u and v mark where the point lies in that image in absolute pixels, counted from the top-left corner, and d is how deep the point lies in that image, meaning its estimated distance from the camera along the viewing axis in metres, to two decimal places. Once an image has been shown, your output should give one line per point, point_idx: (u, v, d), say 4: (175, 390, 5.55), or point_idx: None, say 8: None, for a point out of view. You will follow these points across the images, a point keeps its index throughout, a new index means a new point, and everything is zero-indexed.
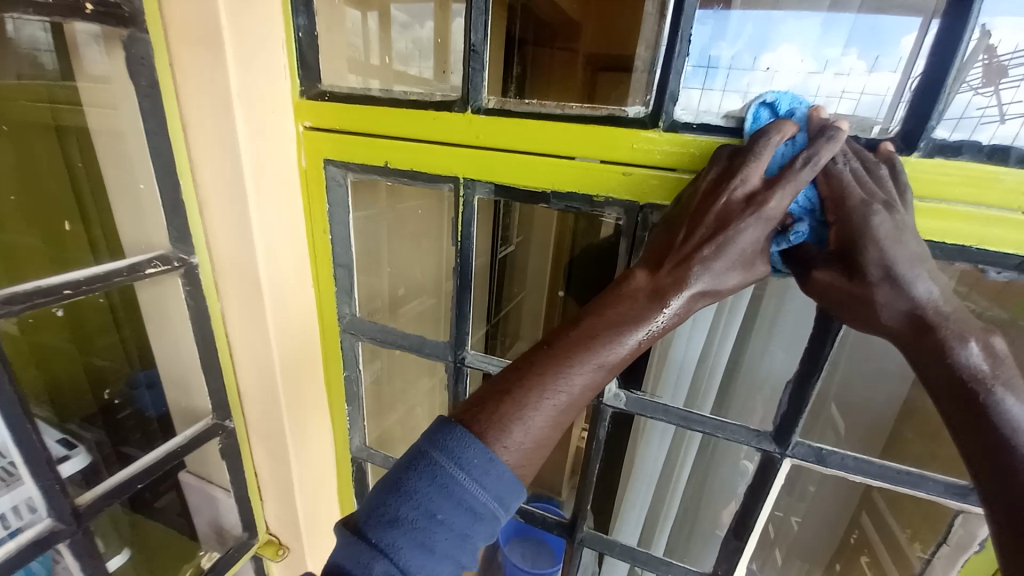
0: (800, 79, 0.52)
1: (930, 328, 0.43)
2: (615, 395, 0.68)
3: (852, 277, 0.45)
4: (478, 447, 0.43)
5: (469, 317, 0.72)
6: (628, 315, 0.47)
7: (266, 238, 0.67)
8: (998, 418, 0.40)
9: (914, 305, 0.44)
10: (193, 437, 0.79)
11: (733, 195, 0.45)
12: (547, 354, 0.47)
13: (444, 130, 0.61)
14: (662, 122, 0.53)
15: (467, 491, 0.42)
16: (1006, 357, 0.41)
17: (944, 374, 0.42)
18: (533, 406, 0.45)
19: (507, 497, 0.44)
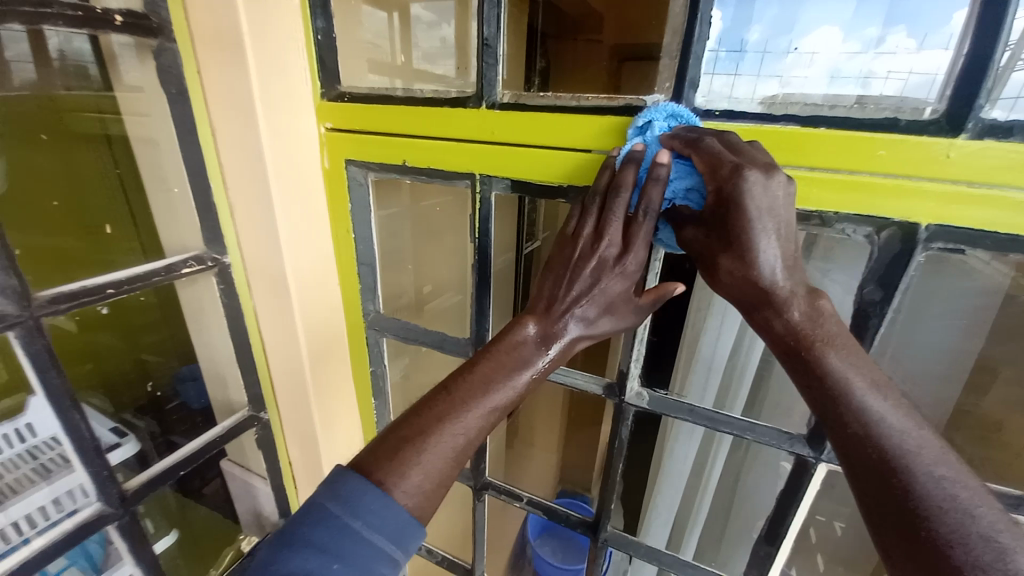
0: (843, 62, 0.50)
1: (766, 294, 0.44)
2: (637, 394, 0.66)
3: (708, 234, 0.46)
4: (375, 492, 0.43)
5: (489, 316, 0.71)
6: (513, 364, 0.51)
7: (291, 237, 0.69)
8: (823, 366, 0.41)
9: (754, 267, 0.43)
10: (231, 428, 0.83)
11: (604, 253, 0.49)
12: (439, 394, 0.49)
13: (459, 126, 0.61)
14: (683, 109, 0.51)
15: (366, 535, 0.42)
16: (831, 317, 0.43)
17: (781, 336, 0.43)
18: (429, 449, 0.46)
19: (407, 541, 0.44)
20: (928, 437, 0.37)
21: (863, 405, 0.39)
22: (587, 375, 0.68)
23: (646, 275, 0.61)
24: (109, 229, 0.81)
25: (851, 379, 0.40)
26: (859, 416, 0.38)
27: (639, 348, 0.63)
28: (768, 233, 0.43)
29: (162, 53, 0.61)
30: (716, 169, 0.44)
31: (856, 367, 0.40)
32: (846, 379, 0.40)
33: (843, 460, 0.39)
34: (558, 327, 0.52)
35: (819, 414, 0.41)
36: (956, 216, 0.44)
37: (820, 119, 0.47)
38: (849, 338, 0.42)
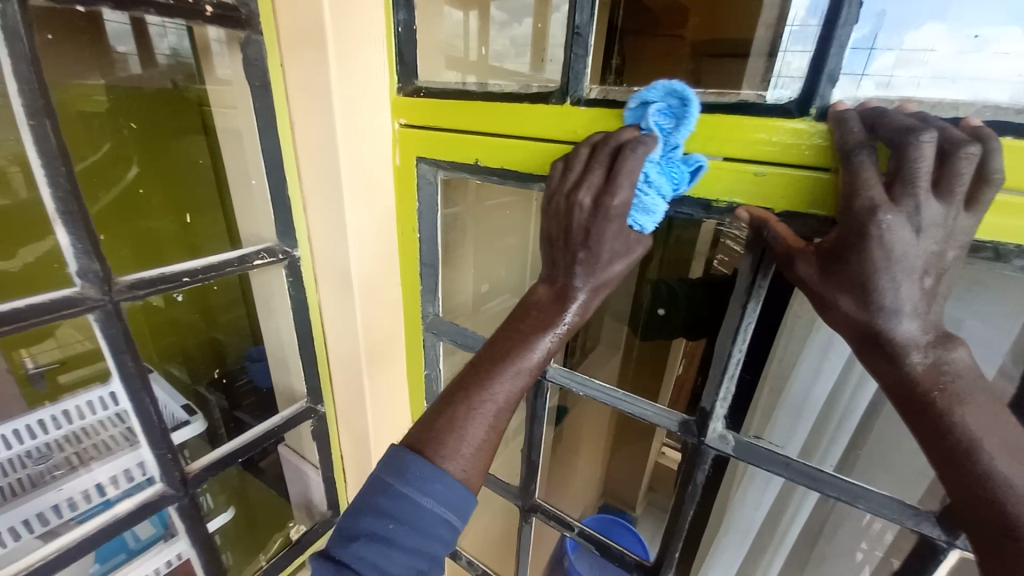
0: (945, 65, 0.39)
1: (881, 337, 0.37)
2: (720, 437, 0.56)
3: (826, 272, 0.39)
4: (422, 461, 0.42)
5: (554, 329, 0.65)
6: (537, 326, 0.48)
7: (358, 234, 0.68)
8: (946, 421, 0.35)
9: (877, 315, 0.36)
10: (288, 418, 0.84)
11: (580, 200, 0.45)
12: (464, 374, 0.48)
13: (539, 124, 0.55)
14: (814, 107, 0.40)
15: (425, 503, 0.42)
16: (965, 367, 0.36)
17: (896, 381, 0.37)
18: (463, 418, 0.44)
19: (464, 507, 0.43)
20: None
21: (990, 471, 0.34)
22: (655, 405, 0.60)
23: (745, 303, 0.49)
24: (189, 218, 0.86)
25: (978, 439, 0.34)
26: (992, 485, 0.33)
27: (727, 387, 0.53)
28: (906, 266, 0.35)
29: (249, 46, 0.61)
30: (847, 207, 0.36)
31: (992, 426, 0.34)
32: (975, 439, 0.34)
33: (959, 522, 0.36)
34: (535, 298, 0.50)
35: (942, 477, 0.36)
36: None
37: (1004, 126, 0.36)
38: (984, 391, 0.35)
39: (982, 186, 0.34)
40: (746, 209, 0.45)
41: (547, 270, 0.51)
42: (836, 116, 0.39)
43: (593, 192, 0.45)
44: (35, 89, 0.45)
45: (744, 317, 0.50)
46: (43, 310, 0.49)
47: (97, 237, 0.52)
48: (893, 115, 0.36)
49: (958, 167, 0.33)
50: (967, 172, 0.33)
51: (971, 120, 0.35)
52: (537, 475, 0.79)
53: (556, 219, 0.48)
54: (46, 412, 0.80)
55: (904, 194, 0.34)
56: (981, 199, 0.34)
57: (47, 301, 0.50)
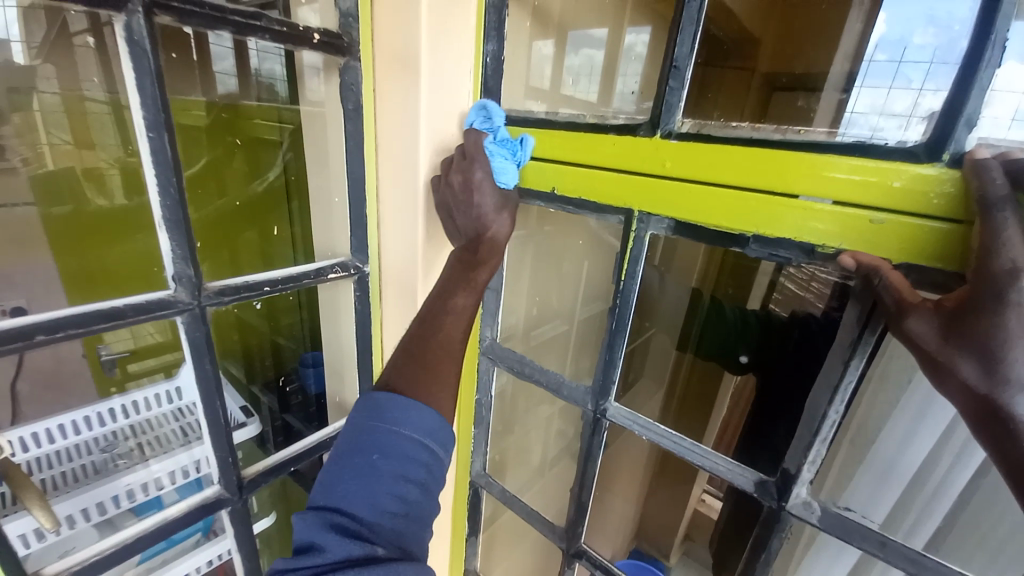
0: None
1: (1004, 414, 0.33)
2: (804, 504, 0.51)
3: (946, 335, 0.35)
4: (393, 399, 0.49)
5: (620, 366, 0.62)
6: (464, 291, 0.61)
7: (427, 254, 0.69)
8: None
9: (1001, 389, 0.33)
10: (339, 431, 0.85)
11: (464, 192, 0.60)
12: (415, 329, 0.57)
13: (623, 155, 0.53)
14: (948, 153, 0.36)
15: (400, 433, 0.48)
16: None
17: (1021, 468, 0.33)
18: (425, 356, 0.54)
19: (436, 437, 0.50)
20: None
21: None
22: (727, 459, 0.56)
23: (848, 358, 0.44)
24: (275, 230, 0.92)
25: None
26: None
27: (817, 451, 0.48)
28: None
29: (347, 71, 0.64)
30: (982, 269, 0.32)
31: None
32: None
33: None
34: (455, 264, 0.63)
35: None
36: None
37: None
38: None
39: None
40: (848, 253, 0.41)
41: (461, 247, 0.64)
42: (974, 165, 0.34)
43: (461, 176, 0.60)
44: (159, 106, 0.49)
45: (845, 373, 0.45)
46: (139, 310, 0.52)
47: (193, 245, 0.55)
48: None
49: None
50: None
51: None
52: (586, 518, 0.74)
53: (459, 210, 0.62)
54: (115, 402, 0.83)
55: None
56: None
57: (144, 303, 0.53)
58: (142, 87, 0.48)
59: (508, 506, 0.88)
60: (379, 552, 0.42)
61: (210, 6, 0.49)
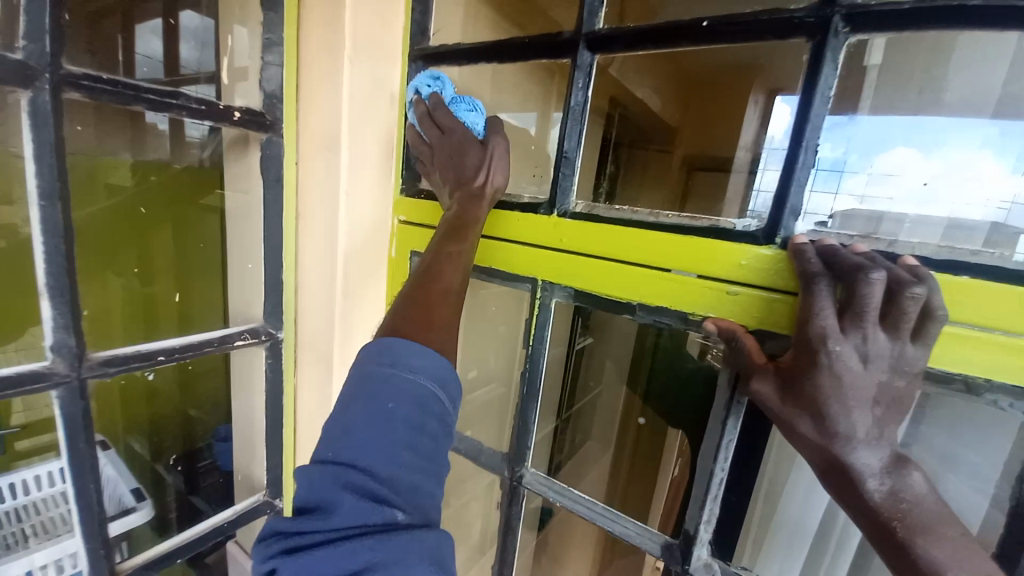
0: (926, 185, 0.48)
1: (841, 465, 0.36)
2: (705, 565, 0.52)
3: (787, 393, 0.39)
4: (402, 341, 0.42)
5: (533, 430, 0.63)
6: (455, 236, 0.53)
7: (345, 320, 0.69)
8: (916, 553, 0.33)
9: (832, 442, 0.37)
10: (241, 513, 0.78)
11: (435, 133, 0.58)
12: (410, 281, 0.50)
13: (527, 230, 0.58)
14: (779, 238, 0.43)
15: (412, 375, 0.41)
16: (922, 495, 0.35)
17: (863, 512, 0.36)
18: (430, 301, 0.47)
19: (450, 379, 0.44)
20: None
21: None
22: (637, 523, 0.56)
23: (725, 418, 0.48)
24: (176, 297, 0.78)
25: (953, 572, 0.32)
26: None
27: (709, 509, 0.50)
28: (858, 390, 0.35)
29: (270, 145, 0.66)
30: (802, 333, 0.37)
31: (966, 563, 0.32)
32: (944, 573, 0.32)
33: None
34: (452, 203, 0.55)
35: None
36: None
37: (961, 265, 0.37)
38: (948, 522, 0.34)
39: (928, 321, 0.35)
40: (711, 321, 0.46)
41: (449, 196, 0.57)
42: (794, 249, 0.40)
43: (442, 135, 0.57)
44: (56, 174, 0.49)
45: (723, 433, 0.49)
46: (7, 385, 0.48)
47: (80, 313, 0.53)
48: (846, 253, 0.38)
49: (904, 306, 0.34)
50: (914, 310, 0.34)
51: (907, 257, 0.37)
52: None
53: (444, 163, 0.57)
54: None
55: (854, 331, 0.35)
56: (930, 333, 0.35)
57: (13, 376, 0.49)
58: (40, 156, 0.48)
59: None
60: (399, 521, 0.36)
61: (124, 84, 0.51)
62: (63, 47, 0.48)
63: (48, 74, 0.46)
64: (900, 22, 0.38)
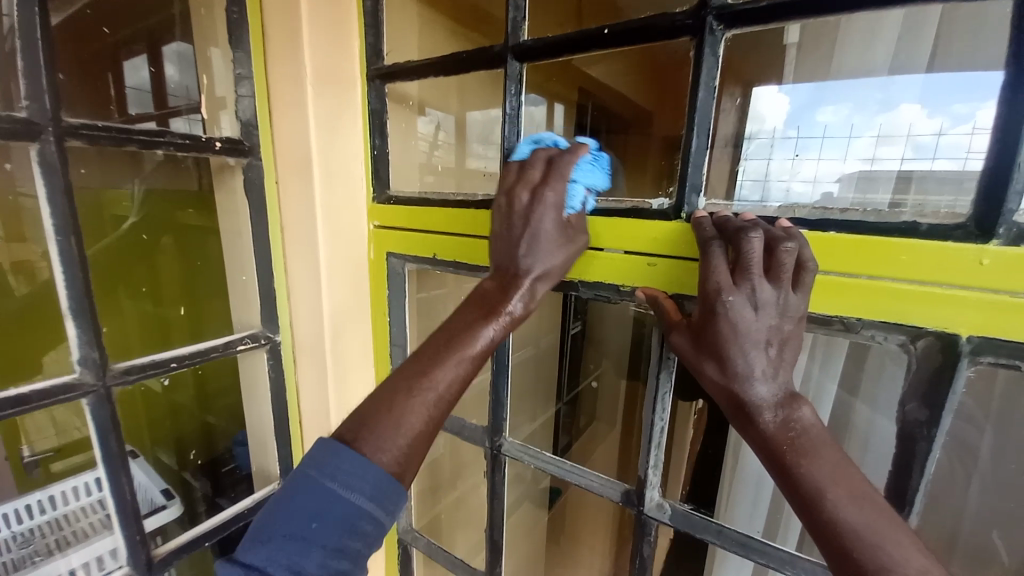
0: (934, 136, 0.46)
1: (741, 400, 0.42)
2: (658, 505, 0.60)
3: (698, 340, 0.45)
4: (349, 452, 0.41)
5: (506, 403, 0.71)
6: (476, 317, 0.50)
7: (334, 320, 0.77)
8: (802, 473, 0.38)
9: (734, 379, 0.42)
10: (260, 498, 0.88)
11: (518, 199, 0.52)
12: (415, 360, 0.48)
13: (483, 225, 0.66)
14: (685, 212, 0.51)
15: (345, 495, 0.40)
16: (812, 426, 0.40)
17: (761, 441, 0.41)
18: (417, 397, 0.45)
19: (388, 501, 0.42)
20: (914, 546, 0.34)
21: (833, 518, 0.36)
22: (603, 476, 0.65)
23: (659, 373, 0.56)
24: (182, 311, 0.83)
25: (827, 486, 0.37)
26: (843, 526, 0.35)
27: (657, 454, 0.59)
28: (751, 334, 0.41)
29: (252, 169, 0.74)
30: (703, 288, 0.43)
31: (838, 478, 0.37)
32: (820, 487, 0.37)
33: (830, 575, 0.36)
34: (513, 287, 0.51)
35: (813, 535, 0.37)
36: (978, 326, 0.39)
37: (830, 223, 0.44)
38: (831, 447, 0.39)
39: (802, 272, 0.42)
40: (640, 290, 0.54)
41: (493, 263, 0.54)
42: (694, 222, 0.48)
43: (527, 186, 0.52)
44: (68, 212, 0.56)
45: (659, 385, 0.57)
46: (42, 395, 0.56)
47: (100, 331, 0.61)
48: (735, 220, 0.45)
49: (781, 259, 0.41)
50: (790, 262, 0.41)
51: (783, 222, 0.44)
52: (500, 556, 0.78)
53: (501, 216, 0.53)
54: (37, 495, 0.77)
55: (745, 281, 0.41)
56: (804, 281, 0.42)
57: (48, 387, 0.57)
58: (51, 199, 0.56)
59: (435, 558, 0.90)
60: None
61: (117, 129, 0.59)
62: (62, 102, 0.56)
63: (52, 129, 0.54)
64: (760, 17, 0.45)
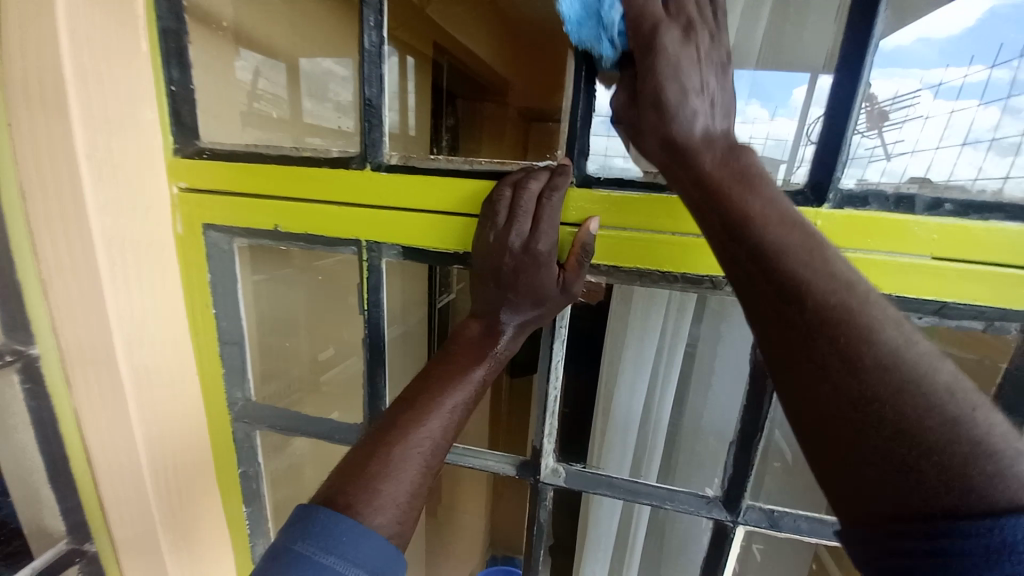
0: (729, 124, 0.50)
1: (680, 141, 0.39)
2: (553, 471, 0.61)
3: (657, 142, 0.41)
4: (347, 519, 0.38)
5: (385, 396, 0.62)
6: (470, 359, 0.49)
7: (131, 317, 0.56)
8: (744, 206, 0.36)
9: (674, 122, 0.39)
10: (38, 570, 0.63)
11: (511, 244, 0.47)
12: (385, 422, 0.45)
13: (341, 188, 0.54)
14: (574, 176, 0.50)
15: (347, 572, 0.36)
16: (753, 162, 0.38)
17: (692, 173, 0.39)
18: (401, 457, 0.42)
19: (397, 574, 0.39)
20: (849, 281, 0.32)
21: (773, 242, 0.34)
22: (499, 454, 0.63)
23: (552, 343, 0.56)
24: None
25: (821, 277, 0.32)
26: (828, 310, 0.31)
27: (551, 423, 0.59)
28: (692, 107, 0.39)
29: None
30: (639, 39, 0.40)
31: (781, 210, 0.36)
32: (766, 220, 0.35)
33: (767, 323, 0.33)
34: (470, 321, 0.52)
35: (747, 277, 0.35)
36: None
37: None
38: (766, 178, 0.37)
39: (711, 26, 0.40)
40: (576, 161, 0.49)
41: (476, 301, 0.52)
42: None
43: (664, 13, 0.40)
44: None
45: (552, 355, 0.57)
46: None
47: None
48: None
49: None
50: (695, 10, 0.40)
51: None
52: None
53: (486, 257, 0.48)
54: None
55: (652, 28, 0.39)
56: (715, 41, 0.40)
57: None
58: None
59: None
60: None
61: None
62: None
63: None
64: None
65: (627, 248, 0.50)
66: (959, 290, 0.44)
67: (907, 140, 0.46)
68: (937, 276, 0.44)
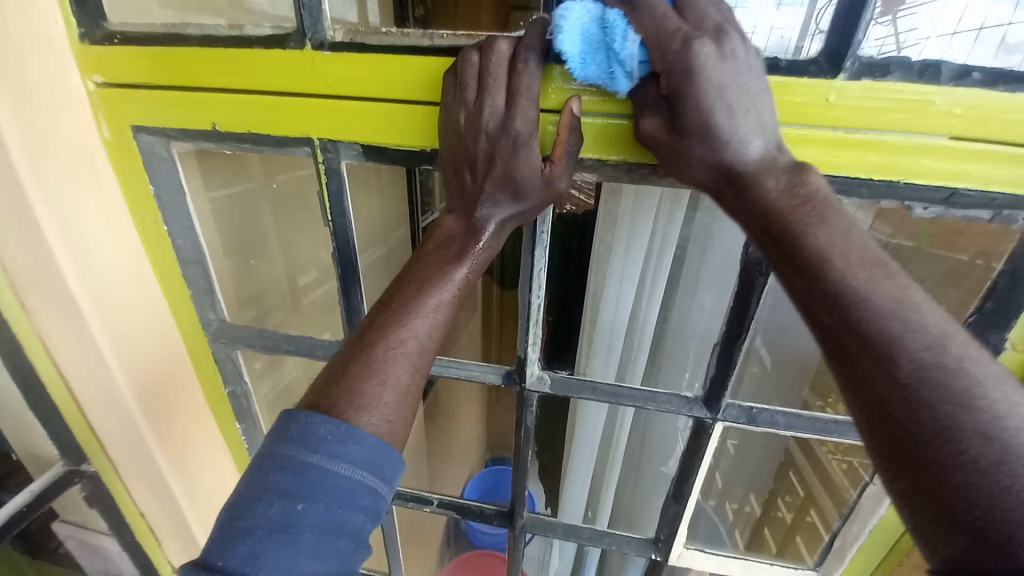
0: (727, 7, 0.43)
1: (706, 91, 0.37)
2: (538, 378, 0.60)
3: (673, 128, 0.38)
4: (330, 421, 0.37)
5: (362, 311, 0.60)
6: (449, 257, 0.45)
7: (70, 235, 0.51)
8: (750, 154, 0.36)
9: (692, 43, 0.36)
10: (42, 489, 0.64)
11: (485, 125, 0.41)
12: (366, 329, 0.42)
13: (282, 75, 0.46)
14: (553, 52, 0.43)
15: (336, 470, 0.36)
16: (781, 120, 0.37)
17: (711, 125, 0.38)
18: (383, 358, 0.40)
19: (391, 471, 0.39)
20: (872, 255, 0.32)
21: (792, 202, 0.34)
22: (482, 363, 0.62)
23: (533, 250, 0.52)
24: None
25: (875, 292, 0.30)
26: (880, 339, 0.29)
27: (534, 331, 0.57)
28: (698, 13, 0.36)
29: None
30: None
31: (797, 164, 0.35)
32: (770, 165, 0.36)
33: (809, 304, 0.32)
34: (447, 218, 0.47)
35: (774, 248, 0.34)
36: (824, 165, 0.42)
37: None
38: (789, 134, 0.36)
39: None
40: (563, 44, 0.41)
41: (448, 198, 0.47)
42: None
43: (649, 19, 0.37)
44: None
45: (534, 263, 0.53)
46: None
47: None
48: None
49: None
50: None
51: None
52: None
53: (456, 146, 0.43)
54: None
55: None
56: None
57: None
58: None
59: None
60: None
61: None
62: None
63: None
64: None
65: (613, 136, 0.45)
66: (974, 174, 0.40)
67: (920, 28, 0.39)
68: (952, 159, 0.40)
